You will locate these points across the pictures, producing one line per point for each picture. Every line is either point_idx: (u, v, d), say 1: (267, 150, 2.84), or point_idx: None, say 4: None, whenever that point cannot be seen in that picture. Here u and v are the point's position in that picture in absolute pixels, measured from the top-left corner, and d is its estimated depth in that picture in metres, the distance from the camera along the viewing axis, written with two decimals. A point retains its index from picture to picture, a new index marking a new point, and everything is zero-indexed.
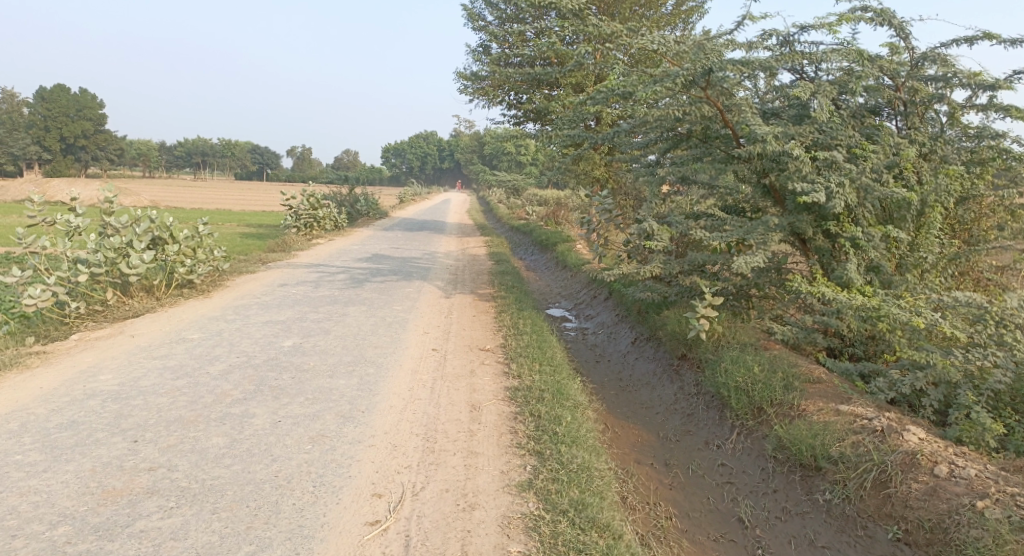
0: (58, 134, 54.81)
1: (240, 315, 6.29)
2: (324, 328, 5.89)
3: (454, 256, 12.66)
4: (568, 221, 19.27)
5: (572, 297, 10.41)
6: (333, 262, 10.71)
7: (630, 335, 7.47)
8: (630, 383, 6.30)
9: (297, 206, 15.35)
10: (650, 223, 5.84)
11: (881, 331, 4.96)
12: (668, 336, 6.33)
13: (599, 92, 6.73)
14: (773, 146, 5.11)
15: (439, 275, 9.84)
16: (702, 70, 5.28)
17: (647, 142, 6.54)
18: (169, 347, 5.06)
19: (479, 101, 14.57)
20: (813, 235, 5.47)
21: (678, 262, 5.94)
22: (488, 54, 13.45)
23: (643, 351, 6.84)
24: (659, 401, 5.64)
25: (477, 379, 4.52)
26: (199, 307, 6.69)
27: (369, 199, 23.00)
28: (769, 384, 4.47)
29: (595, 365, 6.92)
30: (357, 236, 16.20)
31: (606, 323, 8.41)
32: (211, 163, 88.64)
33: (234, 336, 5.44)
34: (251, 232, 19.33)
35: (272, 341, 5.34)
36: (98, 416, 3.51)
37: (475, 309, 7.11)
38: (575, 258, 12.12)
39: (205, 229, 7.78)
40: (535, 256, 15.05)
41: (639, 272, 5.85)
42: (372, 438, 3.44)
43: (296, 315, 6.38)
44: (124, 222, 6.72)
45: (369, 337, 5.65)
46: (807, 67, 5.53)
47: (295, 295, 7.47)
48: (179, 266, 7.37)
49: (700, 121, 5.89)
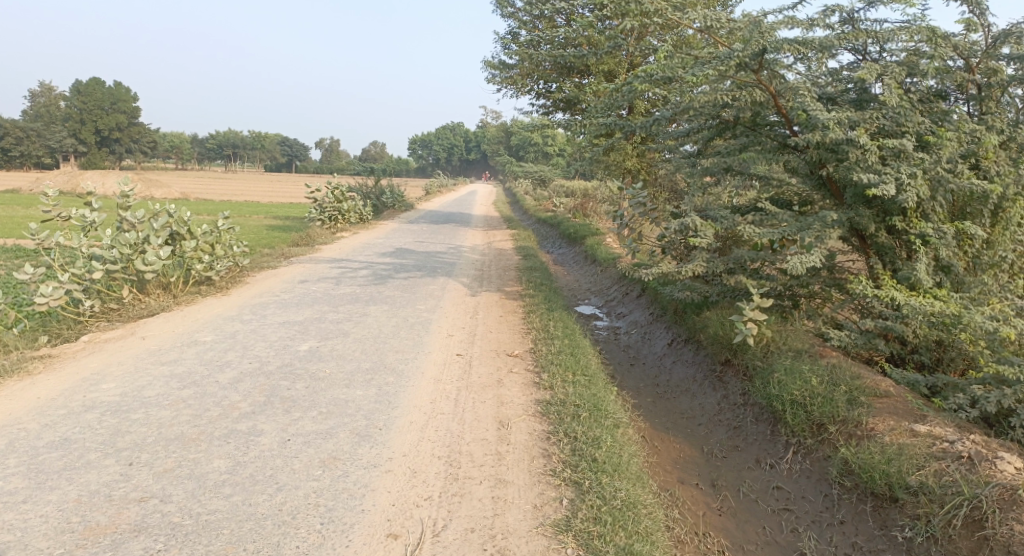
0: (94, 128, 56.12)
1: (257, 315, 6.05)
2: (342, 330, 5.60)
3: (480, 251, 12.29)
4: (597, 214, 18.73)
5: (603, 294, 9.94)
6: (355, 257, 10.48)
7: (666, 337, 7.02)
8: (666, 389, 5.82)
9: (322, 199, 15.19)
10: (692, 219, 5.35)
11: (954, 338, 4.41)
12: (709, 339, 5.86)
13: (636, 77, 6.28)
14: (836, 133, 4.56)
15: (464, 271, 9.51)
16: (755, 51, 4.76)
17: (689, 131, 6.05)
18: (180, 351, 4.82)
19: (506, 90, 14.13)
20: (875, 230, 4.91)
21: (722, 260, 5.45)
22: (516, 42, 13.01)
23: (681, 354, 6.39)
24: (700, 410, 5.16)
25: (505, 391, 4.14)
26: (215, 306, 6.49)
27: (395, 191, 22.84)
28: (830, 398, 3.95)
29: (628, 368, 6.47)
30: (382, 229, 15.97)
31: (639, 322, 7.96)
32: (242, 156, 90.07)
33: (248, 339, 5.20)
34: (277, 225, 19.33)
35: (287, 344, 5.06)
36: (93, 433, 3.33)
37: (501, 308, 6.75)
38: (605, 252, 11.67)
39: (224, 224, 7.57)
40: (563, 250, 14.60)
41: (680, 271, 5.39)
42: (389, 462, 3.09)
43: (315, 315, 6.11)
44: (140, 218, 6.53)
45: (389, 340, 5.33)
46: (870, 46, 4.93)
47: (315, 293, 7.21)
48: (196, 263, 7.18)
49: (749, 107, 5.35)
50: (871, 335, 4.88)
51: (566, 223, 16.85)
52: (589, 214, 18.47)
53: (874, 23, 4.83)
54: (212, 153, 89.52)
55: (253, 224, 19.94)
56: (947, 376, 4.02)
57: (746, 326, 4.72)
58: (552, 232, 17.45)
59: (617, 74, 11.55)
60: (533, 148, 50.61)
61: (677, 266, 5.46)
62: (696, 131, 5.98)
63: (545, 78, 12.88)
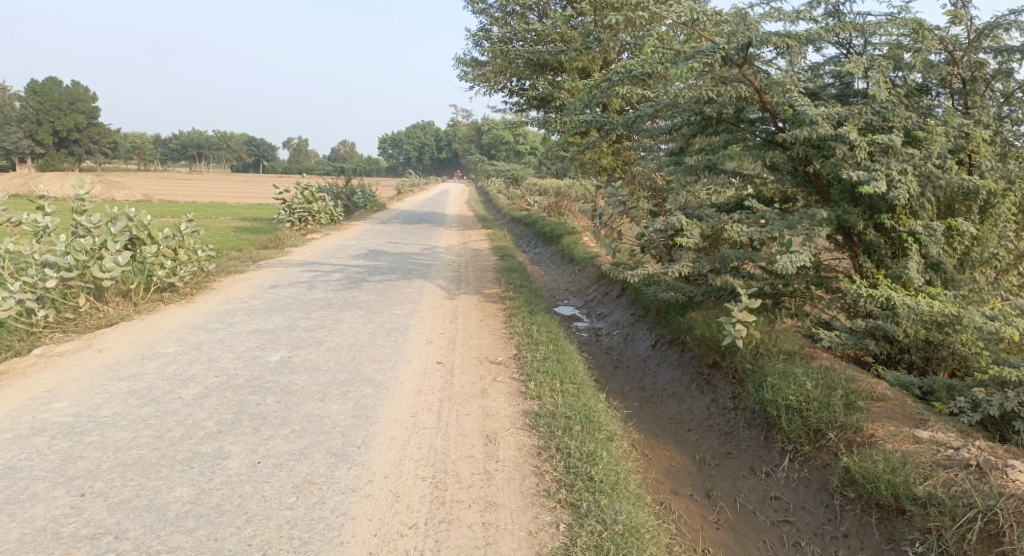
0: (49, 127, 53.89)
1: (224, 323, 5.70)
2: (316, 338, 5.31)
3: (455, 252, 12.03)
4: (571, 212, 18.63)
5: (582, 295, 9.79)
6: (328, 259, 10.13)
7: (649, 338, 6.91)
8: (653, 393, 5.73)
9: (291, 199, 14.71)
10: (679, 218, 5.23)
11: (946, 338, 4.41)
12: (695, 341, 5.76)
13: (617, 72, 6.13)
14: (826, 129, 4.52)
15: (441, 273, 9.26)
16: (741, 44, 4.67)
17: (671, 127, 5.92)
18: (139, 365, 4.47)
19: (480, 87, 13.91)
20: (863, 229, 4.88)
21: (709, 259, 5.35)
22: (489, 38, 12.79)
23: (666, 357, 6.29)
24: (689, 416, 5.08)
25: (490, 402, 3.95)
26: (179, 314, 6.12)
27: (366, 191, 22.36)
28: (828, 404, 3.91)
29: (613, 371, 6.33)
30: (354, 230, 15.56)
31: (621, 323, 7.85)
32: (207, 156, 87.73)
33: (214, 349, 4.88)
34: (245, 226, 18.73)
35: (256, 355, 4.75)
36: (40, 459, 3.00)
37: (482, 312, 6.54)
38: (583, 252, 11.56)
39: (187, 227, 7.17)
40: (539, 249, 14.45)
41: (667, 272, 5.26)
42: (370, 485, 2.87)
43: (286, 323, 5.79)
44: (96, 221, 6.12)
45: (366, 348, 5.06)
46: (855, 39, 4.89)
47: (285, 299, 6.88)
48: (157, 268, 6.78)
49: (733, 103, 5.28)
50: (861, 337, 4.85)
51: (541, 222, 16.69)
52: (564, 213, 18.34)
53: (858, 15, 4.80)
54: (175, 154, 86.93)
55: (219, 226, 19.24)
56: (940, 378, 4.03)
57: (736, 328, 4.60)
58: (527, 231, 17.27)
59: (591, 71, 11.45)
60: (506, 147, 50.39)
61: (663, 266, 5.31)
62: (679, 127, 5.85)
63: (518, 75, 12.71)
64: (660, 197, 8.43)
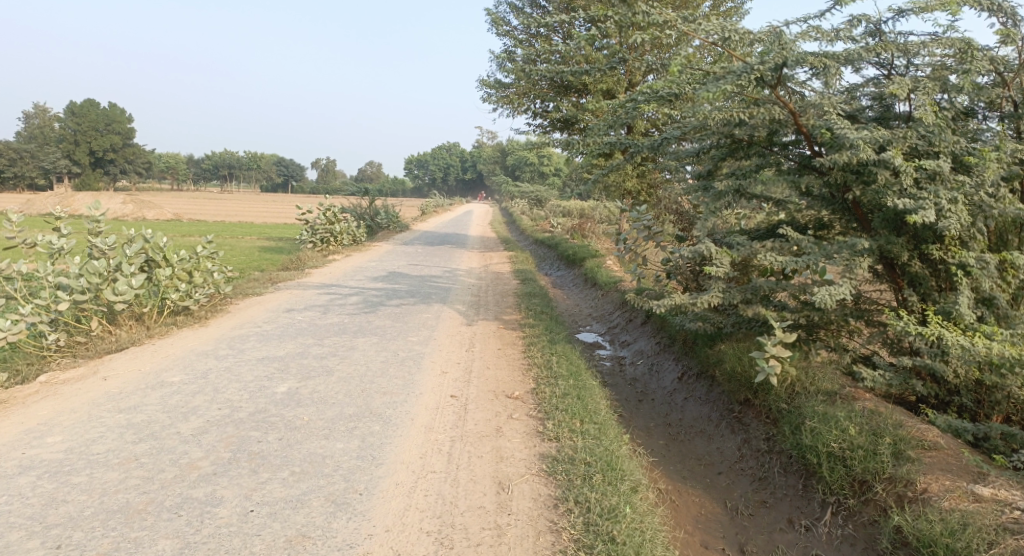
0: (89, 148, 55.81)
1: (234, 349, 5.56)
2: (326, 367, 5.12)
3: (476, 275, 11.83)
4: (594, 234, 18.37)
5: (605, 320, 9.49)
6: (346, 282, 10.01)
7: (676, 369, 6.58)
8: (680, 430, 5.40)
9: (313, 220, 14.73)
10: (708, 245, 4.94)
11: (1002, 381, 4.02)
12: (725, 375, 5.41)
13: (643, 93, 5.90)
14: (868, 154, 4.21)
15: (460, 297, 9.05)
16: (774, 63, 4.40)
17: (699, 150, 5.65)
18: (142, 395, 4.32)
19: (503, 110, 13.86)
20: (908, 259, 4.52)
21: (739, 289, 5.03)
22: (513, 61, 12.74)
23: (693, 390, 5.95)
24: (719, 457, 4.73)
25: (504, 443, 3.67)
26: (191, 339, 6.00)
27: (390, 212, 22.44)
28: (874, 452, 3.54)
29: (637, 405, 6.01)
30: (376, 252, 15.51)
31: (645, 352, 7.53)
32: (237, 176, 89.90)
33: (220, 379, 4.71)
34: (269, 246, 18.88)
35: (263, 386, 4.57)
36: (22, 502, 2.83)
37: (500, 340, 6.29)
38: (606, 276, 11.27)
39: (203, 249, 7.11)
40: (562, 272, 14.19)
41: (694, 302, 4.96)
42: (369, 541, 2.62)
43: (298, 350, 5.62)
44: (111, 243, 6.08)
45: (377, 379, 4.84)
46: (896, 59, 4.59)
47: (299, 324, 6.73)
48: (172, 292, 6.70)
49: (765, 125, 5.00)
50: (907, 376, 4.46)
51: (564, 244, 16.45)
52: (587, 235, 18.08)
53: (900, 34, 4.51)
54: (207, 174, 89.40)
55: (244, 245, 19.41)
56: (998, 425, 3.65)
57: (770, 365, 4.26)
58: (550, 253, 17.04)
59: (616, 93, 11.30)
60: (530, 168, 50.46)
61: (691, 296, 5.00)
62: (707, 150, 5.58)
63: (542, 97, 12.62)
64: (687, 221, 8.14)
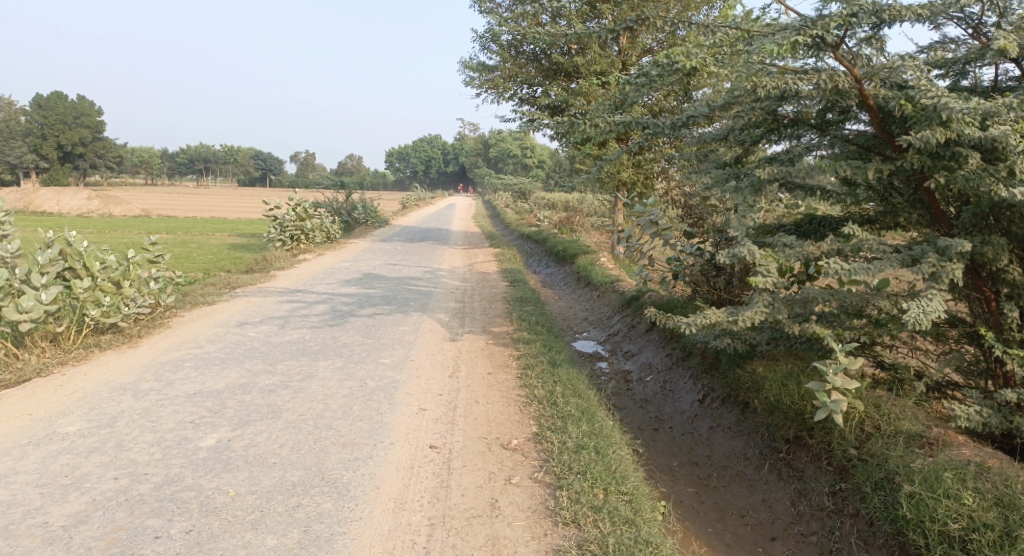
0: (54, 142, 53.37)
1: (161, 382, 4.45)
2: (273, 406, 4.05)
3: (460, 276, 10.79)
4: (582, 228, 17.37)
5: (603, 326, 8.54)
6: (314, 287, 8.89)
7: (695, 390, 5.64)
8: (711, 471, 4.48)
9: (282, 216, 13.46)
10: (752, 248, 3.94)
11: None
12: (766, 405, 4.47)
13: (658, 67, 4.96)
14: (971, 131, 3.31)
15: (443, 303, 8.01)
16: (841, 16, 3.54)
17: (727, 132, 4.65)
18: (15, 458, 3.21)
19: (487, 94, 12.89)
20: (1008, 266, 3.62)
21: (788, 303, 4.08)
22: (498, 41, 11.77)
23: (721, 419, 5.02)
24: (769, 514, 3.84)
25: (504, 530, 2.67)
26: (111, 366, 4.87)
27: (368, 206, 21.27)
28: (1011, 539, 2.64)
29: (653, 435, 5.07)
30: (351, 250, 14.32)
31: (654, 365, 6.59)
32: (213, 170, 87.41)
33: (132, 429, 3.62)
34: (240, 244, 17.62)
35: (183, 439, 3.49)
36: None
37: (490, 360, 5.30)
38: (601, 275, 10.35)
39: (135, 255, 5.91)
40: (551, 269, 13.22)
41: (734, 319, 3.99)
42: None
43: (241, 381, 4.53)
44: (17, 249, 4.93)
45: (336, 423, 3.80)
46: (984, 13, 3.69)
47: (250, 343, 5.63)
48: (96, 307, 5.52)
49: (821, 100, 4.08)
50: (1007, 413, 3.52)
51: (552, 239, 15.45)
52: (576, 229, 17.06)
53: None
54: (182, 168, 86.83)
55: (211, 243, 17.98)
56: None
57: (838, 403, 3.42)
58: (537, 249, 16.01)
59: (610, 77, 10.42)
60: (513, 160, 49.52)
61: (728, 311, 4.03)
62: (737, 133, 4.61)
63: (529, 81, 11.63)
64: (696, 215, 6.91)
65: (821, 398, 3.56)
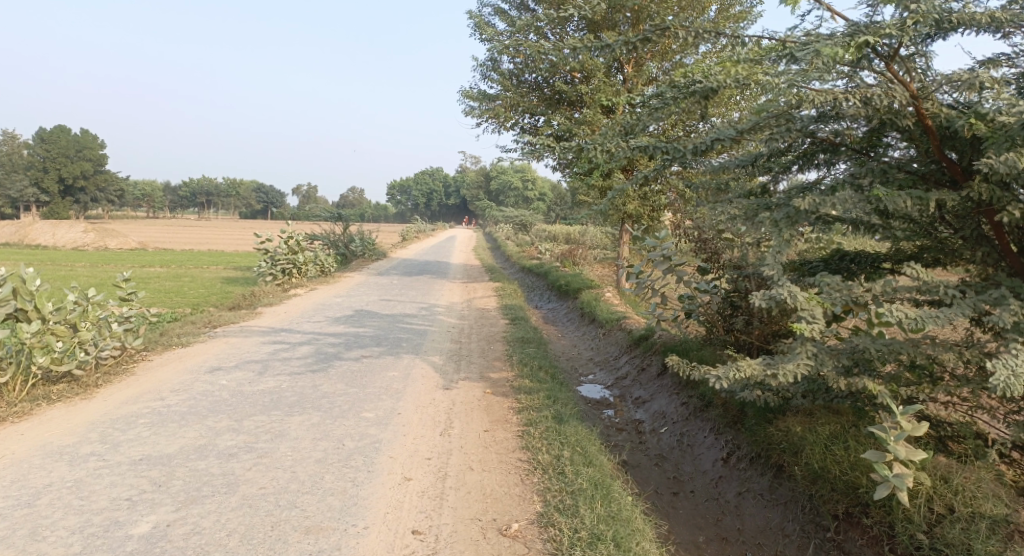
0: (57, 175, 53.51)
1: (105, 445, 3.83)
2: (228, 477, 3.41)
3: (457, 312, 10.22)
4: (585, 261, 16.85)
5: (610, 368, 7.93)
6: (301, 326, 8.31)
7: (718, 446, 5.01)
8: (746, 549, 3.83)
9: (273, 250, 12.95)
10: (793, 289, 3.35)
11: None
12: (810, 474, 3.90)
13: (673, 88, 4.49)
14: None
15: (438, 344, 7.42)
16: (899, 24, 3.13)
17: (754, 159, 4.13)
18: None
19: (487, 124, 12.58)
20: None
21: (835, 354, 3.48)
22: (499, 70, 11.51)
23: (752, 484, 4.38)
24: None
25: None
26: (55, 423, 4.26)
27: (367, 238, 20.85)
28: None
29: (673, 501, 4.42)
30: (346, 284, 13.79)
31: (667, 415, 5.96)
32: (215, 203, 87.71)
33: (52, 509, 2.99)
34: (234, 278, 17.12)
35: (112, 524, 2.86)
36: None
37: (488, 414, 4.70)
38: (607, 311, 9.79)
39: (97, 294, 5.31)
40: (553, 305, 12.65)
41: (775, 374, 3.38)
42: None
43: (198, 443, 3.91)
44: None
45: (301, 500, 3.17)
46: None
47: (219, 393, 5.01)
48: (47, 354, 4.89)
49: (869, 120, 3.62)
50: None
51: (554, 273, 14.91)
52: (578, 262, 16.54)
53: None
54: (185, 200, 87.23)
55: (204, 277, 17.47)
56: None
57: (900, 479, 2.89)
58: (538, 283, 15.46)
59: (614, 106, 10.07)
60: (513, 192, 49.58)
61: (765, 362, 3.44)
62: (765, 159, 4.11)
63: (531, 111, 11.28)
64: (710, 249, 6.30)
65: (879, 470, 3.02)
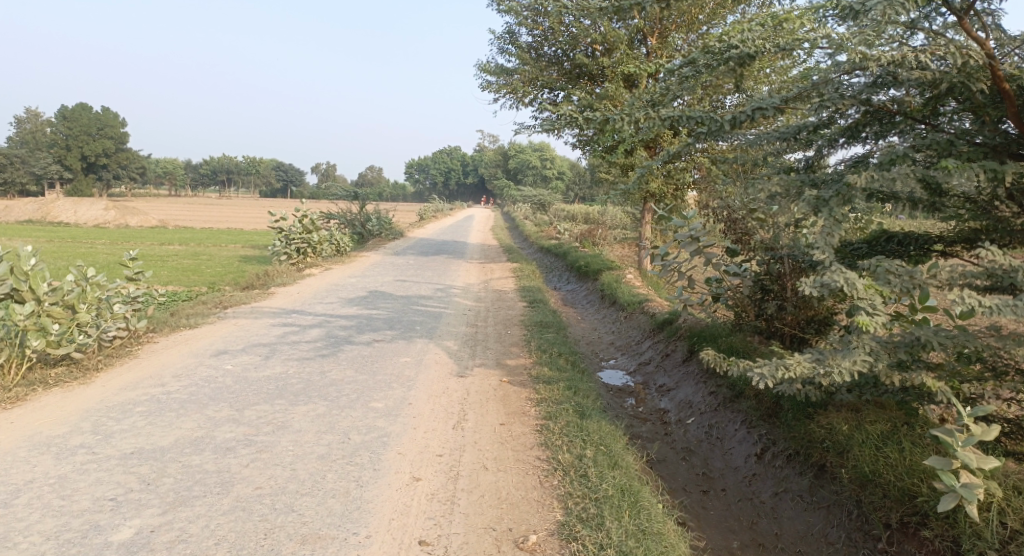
0: (80, 153, 54.06)
1: (97, 437, 3.60)
2: (223, 475, 3.15)
3: (473, 294, 9.92)
4: (605, 242, 16.39)
5: (632, 353, 7.58)
6: (313, 308, 8.07)
7: (750, 442, 4.65)
8: None
9: (287, 229, 12.72)
10: (850, 275, 2.93)
11: None
12: (859, 477, 3.54)
13: (705, 54, 3.97)
14: None
15: (453, 328, 7.13)
16: None
17: (797, 130, 3.63)
18: None
19: (504, 100, 12.13)
20: None
21: (894, 349, 3.08)
22: (517, 42, 11.00)
23: (790, 485, 4.03)
24: None
25: None
26: (48, 411, 4.04)
27: (383, 217, 20.58)
28: None
29: (703, 501, 4.10)
30: (361, 264, 13.56)
31: (694, 405, 5.60)
32: (236, 181, 88.27)
33: (29, 511, 2.76)
34: (251, 257, 17.00)
35: (91, 530, 2.62)
36: None
37: (505, 406, 4.39)
38: (629, 294, 9.40)
39: (96, 274, 5.07)
40: (572, 286, 12.29)
41: (825, 372, 3.00)
42: None
43: (194, 435, 3.66)
44: None
45: (300, 503, 2.90)
46: None
47: (222, 379, 4.78)
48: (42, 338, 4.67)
49: (933, 83, 3.14)
50: None
51: (573, 254, 14.48)
52: (598, 242, 16.10)
53: None
54: (206, 179, 87.98)
55: (221, 255, 17.37)
56: None
57: (971, 490, 2.51)
58: (557, 264, 15.06)
59: (637, 80, 9.54)
60: (532, 170, 48.91)
61: (813, 358, 3.06)
62: (811, 130, 3.62)
63: (550, 85, 10.79)
64: (740, 230, 5.66)
65: (943, 478, 2.64)
